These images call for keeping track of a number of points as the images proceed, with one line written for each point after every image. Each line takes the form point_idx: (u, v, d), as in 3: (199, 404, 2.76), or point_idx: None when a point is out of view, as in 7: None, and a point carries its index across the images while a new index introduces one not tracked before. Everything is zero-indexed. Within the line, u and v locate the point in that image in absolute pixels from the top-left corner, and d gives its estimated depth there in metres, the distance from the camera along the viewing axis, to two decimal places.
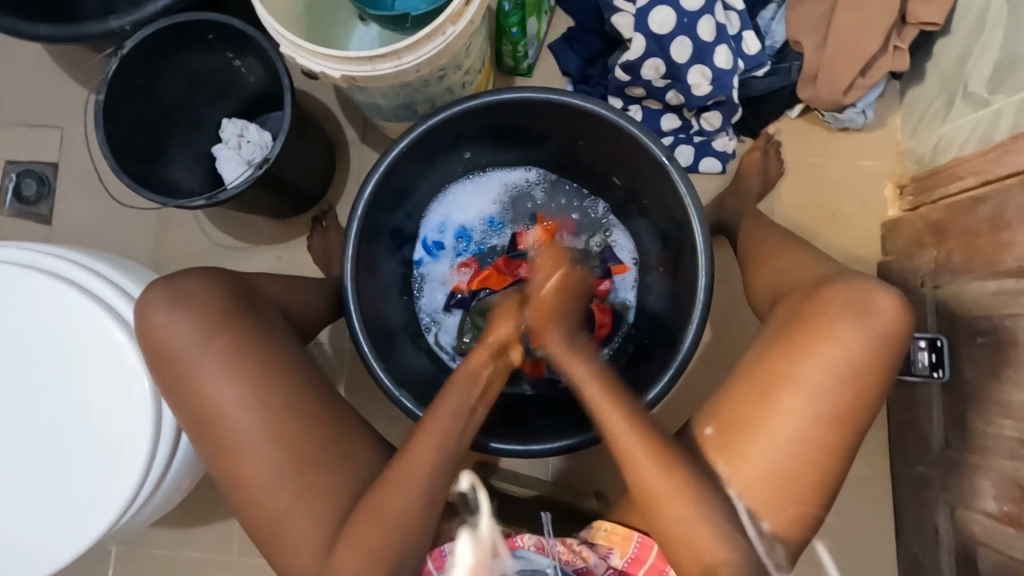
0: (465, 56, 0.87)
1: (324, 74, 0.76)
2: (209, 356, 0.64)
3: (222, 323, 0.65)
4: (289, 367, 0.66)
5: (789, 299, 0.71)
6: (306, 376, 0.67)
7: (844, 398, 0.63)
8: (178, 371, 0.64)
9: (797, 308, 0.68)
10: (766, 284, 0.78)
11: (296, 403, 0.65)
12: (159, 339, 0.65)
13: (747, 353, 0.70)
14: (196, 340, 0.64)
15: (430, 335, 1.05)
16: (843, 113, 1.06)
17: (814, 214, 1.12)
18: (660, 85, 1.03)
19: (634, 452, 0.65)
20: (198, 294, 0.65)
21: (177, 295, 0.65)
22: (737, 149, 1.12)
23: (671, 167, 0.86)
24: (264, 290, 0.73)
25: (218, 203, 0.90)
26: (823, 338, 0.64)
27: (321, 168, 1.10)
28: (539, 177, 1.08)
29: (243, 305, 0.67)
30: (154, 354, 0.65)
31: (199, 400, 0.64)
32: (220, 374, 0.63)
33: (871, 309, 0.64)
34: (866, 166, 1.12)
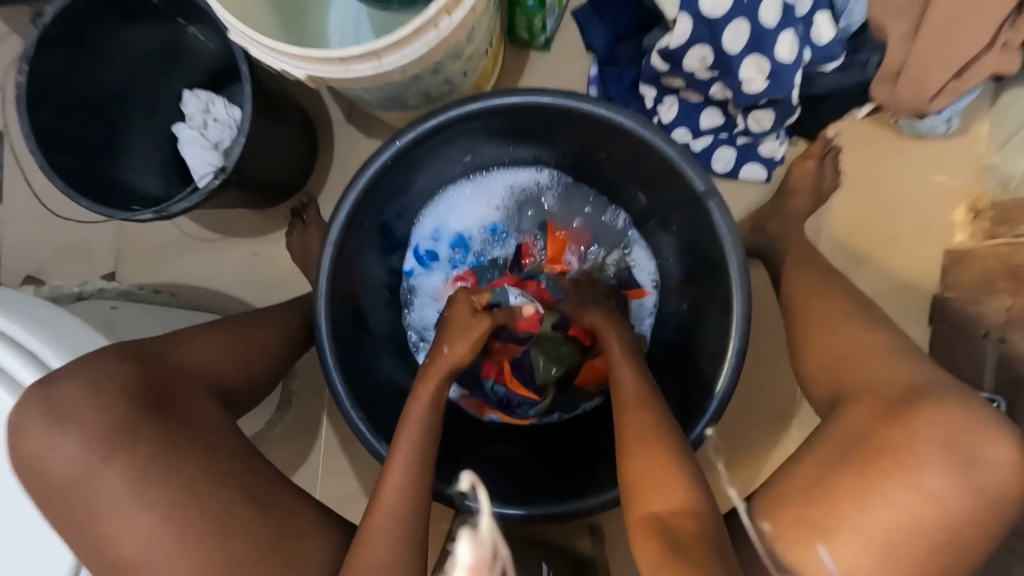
0: (467, 45, 0.70)
1: (286, 73, 0.60)
2: (105, 482, 0.51)
3: (117, 441, 0.52)
4: (216, 480, 0.53)
5: (857, 403, 0.60)
6: (235, 493, 0.54)
7: (919, 556, 0.53)
8: (71, 508, 0.52)
9: (869, 425, 0.57)
10: (823, 364, 0.66)
11: (222, 523, 0.52)
12: (43, 466, 0.52)
13: (799, 464, 0.59)
14: (87, 464, 0.51)
15: (419, 357, 0.92)
16: (924, 120, 0.89)
17: (867, 235, 0.97)
18: (704, 78, 0.85)
19: (634, 420, 0.65)
20: (82, 406, 0.52)
21: (53, 411, 0.52)
22: (786, 154, 0.95)
23: (712, 200, 0.70)
24: (186, 364, 0.60)
25: (168, 217, 0.77)
26: (907, 475, 0.54)
27: (297, 157, 0.94)
28: (552, 181, 0.91)
29: (151, 402, 0.54)
30: (41, 489, 0.53)
31: (107, 537, 0.52)
32: (117, 510, 0.51)
33: (976, 457, 0.54)
34: (937, 181, 0.95)
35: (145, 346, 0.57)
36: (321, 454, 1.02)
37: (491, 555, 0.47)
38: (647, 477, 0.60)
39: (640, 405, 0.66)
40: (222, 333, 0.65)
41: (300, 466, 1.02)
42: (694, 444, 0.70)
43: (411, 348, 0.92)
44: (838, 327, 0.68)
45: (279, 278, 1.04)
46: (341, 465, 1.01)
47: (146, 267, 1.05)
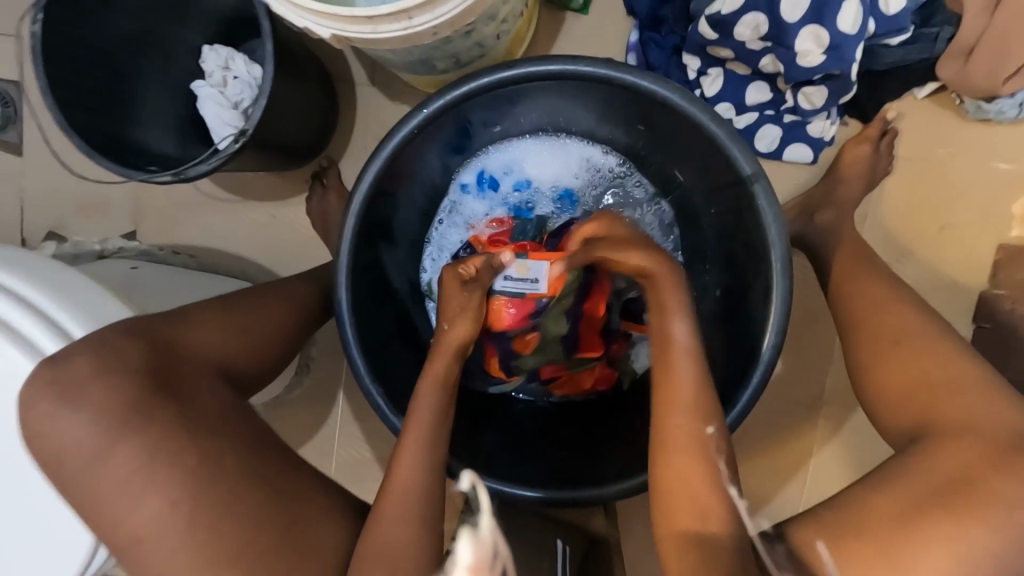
0: (502, 5, 0.65)
1: (310, 32, 0.56)
2: (113, 466, 0.50)
3: (129, 418, 0.51)
4: (229, 462, 0.52)
5: (946, 440, 0.59)
6: (245, 477, 0.53)
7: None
8: (81, 494, 0.51)
9: (963, 460, 0.58)
10: (896, 394, 0.66)
11: (232, 512, 0.51)
12: (52, 447, 0.51)
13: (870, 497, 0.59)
14: (98, 445, 0.50)
15: (422, 271, 0.91)
16: (992, 102, 0.81)
17: (914, 225, 0.91)
18: (756, 48, 0.79)
19: (677, 425, 0.58)
20: (92, 382, 0.51)
21: (60, 390, 0.51)
22: (837, 134, 0.89)
23: (759, 185, 0.65)
24: (188, 345, 0.57)
25: (187, 180, 0.74)
26: (994, 516, 0.54)
27: (318, 118, 0.91)
28: (621, 165, 0.87)
29: (150, 379, 0.53)
30: (52, 471, 0.52)
31: (114, 516, 0.50)
32: (127, 496, 0.50)
33: None
34: (998, 170, 0.89)
35: (148, 325, 0.56)
36: (337, 421, 1.03)
37: (491, 554, 0.47)
38: (679, 481, 0.57)
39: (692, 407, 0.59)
40: (224, 314, 0.62)
41: (316, 432, 1.02)
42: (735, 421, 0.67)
43: (422, 254, 0.91)
44: (915, 353, 0.67)
45: (298, 243, 1.02)
46: (357, 434, 1.02)
47: (165, 227, 1.04)
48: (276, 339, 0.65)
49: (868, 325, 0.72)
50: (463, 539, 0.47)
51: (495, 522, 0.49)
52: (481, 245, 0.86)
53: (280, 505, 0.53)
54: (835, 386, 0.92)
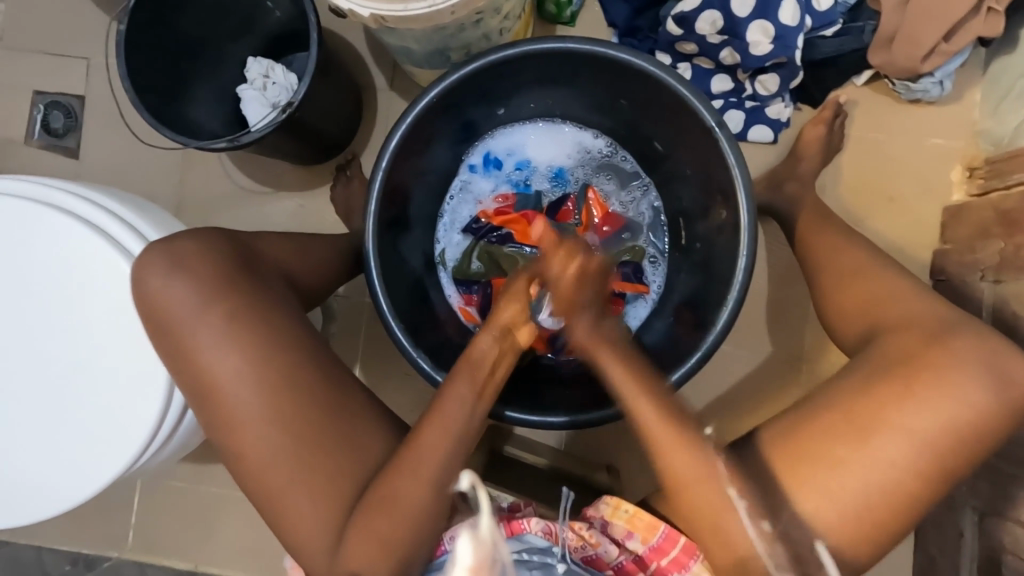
0: (505, 0, 0.81)
1: (354, 12, 0.71)
2: (208, 322, 0.61)
3: (224, 287, 0.63)
4: (293, 337, 0.64)
5: (897, 334, 0.66)
6: (306, 350, 0.64)
7: (934, 456, 0.59)
8: (175, 342, 0.62)
9: (908, 346, 0.64)
10: (853, 306, 0.73)
11: (298, 372, 0.62)
12: (157, 305, 0.62)
13: (838, 380, 0.65)
14: (194, 303, 0.62)
15: (437, 244, 1.03)
16: (917, 82, 0.95)
17: (868, 195, 1.04)
18: (715, 42, 0.94)
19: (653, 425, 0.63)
20: (198, 256, 0.63)
21: (174, 261, 0.63)
22: (793, 118, 1.03)
23: (721, 135, 0.79)
24: (264, 254, 0.70)
25: (239, 147, 0.88)
26: (946, 395, 0.59)
27: (347, 115, 1.06)
28: (609, 147, 1.02)
29: (244, 268, 0.65)
30: (153, 324, 0.63)
31: (198, 366, 0.61)
32: (213, 346, 0.61)
33: (1007, 374, 0.61)
34: (934, 144, 1.02)
35: (239, 235, 0.69)
36: None
37: (490, 555, 0.48)
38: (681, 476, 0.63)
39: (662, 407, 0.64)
40: (289, 238, 0.75)
41: None
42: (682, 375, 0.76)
43: (437, 229, 1.03)
44: (867, 273, 0.74)
45: (324, 228, 1.14)
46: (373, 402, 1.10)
47: (204, 214, 1.15)
48: (325, 262, 0.78)
49: (826, 257, 0.80)
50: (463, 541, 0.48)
51: (494, 523, 0.50)
52: (489, 219, 1.00)
53: (332, 377, 0.64)
54: (811, 341, 1.03)
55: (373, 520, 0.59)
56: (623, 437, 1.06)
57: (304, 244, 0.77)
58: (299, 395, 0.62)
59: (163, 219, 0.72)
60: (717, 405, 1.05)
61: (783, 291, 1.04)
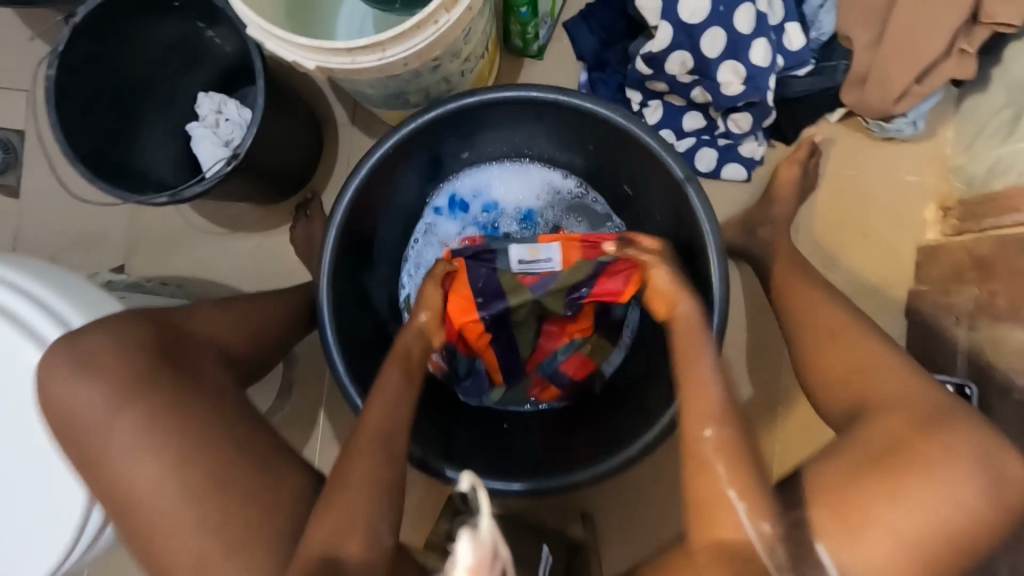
0: (464, 45, 0.76)
1: (298, 64, 0.66)
2: (119, 428, 0.56)
3: (140, 387, 0.57)
4: (218, 437, 0.58)
5: (889, 415, 0.62)
6: (235, 449, 0.58)
7: (922, 558, 0.55)
8: (89, 451, 0.57)
9: (900, 435, 0.60)
10: (828, 368, 0.70)
11: (223, 479, 0.57)
12: (68, 411, 0.57)
13: (825, 466, 0.61)
14: (108, 408, 0.57)
15: (402, 289, 0.98)
16: (890, 122, 0.94)
17: (843, 233, 1.02)
18: (686, 81, 0.92)
19: (694, 386, 0.65)
20: (109, 354, 0.57)
21: (81, 362, 0.57)
22: (766, 155, 1.01)
23: (690, 187, 0.76)
24: (197, 333, 0.64)
25: (182, 202, 0.82)
26: (939, 496, 0.56)
27: (305, 153, 1.00)
28: (580, 187, 0.98)
29: (163, 361, 0.59)
30: (66, 431, 0.58)
31: (116, 477, 0.57)
32: (130, 455, 0.56)
33: (1003, 474, 0.57)
34: (908, 182, 1.01)
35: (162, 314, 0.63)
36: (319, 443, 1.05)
37: (490, 555, 0.48)
38: (701, 445, 0.62)
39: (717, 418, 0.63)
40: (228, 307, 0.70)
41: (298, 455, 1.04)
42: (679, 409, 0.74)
43: (400, 274, 0.98)
44: (847, 337, 0.72)
45: (284, 270, 1.08)
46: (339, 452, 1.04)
47: (156, 257, 1.09)
48: (267, 331, 0.71)
49: (801, 310, 0.77)
50: (463, 541, 0.48)
51: (492, 522, 0.50)
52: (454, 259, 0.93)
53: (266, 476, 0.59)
54: (789, 384, 1.01)
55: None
56: None
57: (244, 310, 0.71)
58: (225, 504, 0.56)
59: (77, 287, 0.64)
60: None
61: (758, 331, 1.02)
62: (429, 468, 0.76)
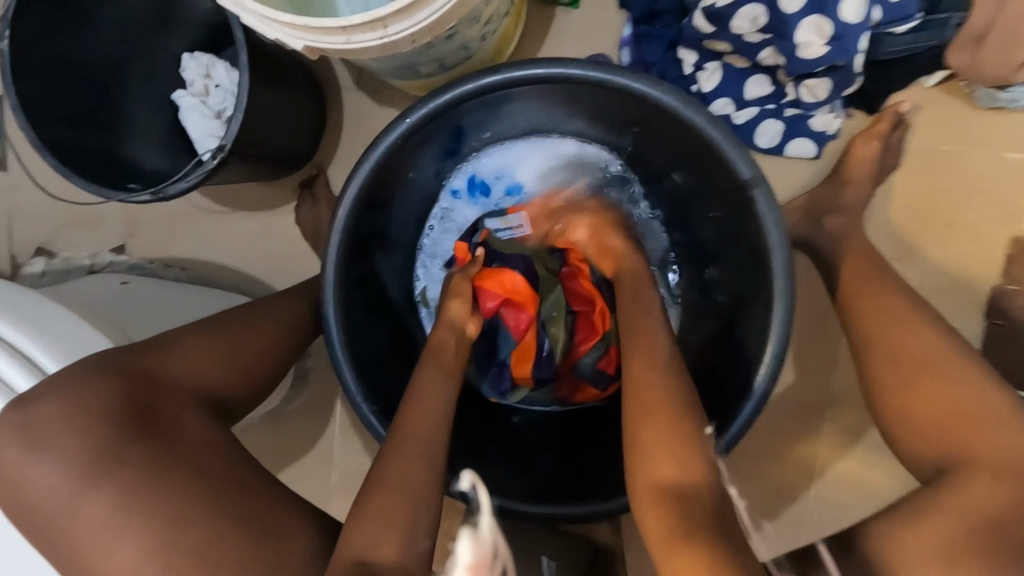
0: (485, 7, 0.62)
1: (282, 43, 0.53)
2: (92, 509, 0.50)
3: (108, 457, 0.51)
4: (203, 503, 0.51)
5: (986, 479, 0.53)
6: (220, 517, 0.51)
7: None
8: (61, 539, 0.51)
9: (999, 510, 0.51)
10: (909, 406, 0.60)
11: (212, 555, 0.50)
12: (32, 498, 0.51)
13: (903, 534, 0.53)
14: (74, 489, 0.51)
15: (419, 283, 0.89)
16: (1007, 90, 0.78)
17: (923, 219, 0.87)
18: (755, 41, 0.75)
19: (639, 366, 0.63)
20: (68, 419, 0.52)
21: (31, 439, 0.52)
22: (842, 127, 0.85)
23: (758, 190, 0.64)
24: (184, 367, 0.59)
25: (166, 198, 0.73)
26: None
27: (304, 125, 0.88)
28: (618, 169, 0.85)
29: (137, 418, 0.53)
30: (31, 521, 0.52)
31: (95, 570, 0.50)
32: (107, 541, 0.50)
33: None
34: (1011, 161, 0.85)
35: (134, 357, 0.56)
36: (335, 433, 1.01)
37: (491, 554, 0.46)
38: (642, 433, 0.58)
39: (663, 405, 0.59)
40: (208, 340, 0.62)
41: (314, 446, 1.00)
42: (723, 449, 0.65)
43: (416, 268, 0.89)
44: (933, 369, 0.61)
45: (290, 253, 1.00)
46: (354, 445, 1.00)
47: (156, 238, 1.02)
48: (263, 357, 0.65)
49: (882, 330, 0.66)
50: (463, 540, 0.46)
51: (493, 522, 0.49)
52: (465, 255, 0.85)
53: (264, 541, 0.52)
54: (842, 387, 0.91)
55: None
56: None
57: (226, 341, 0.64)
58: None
59: (50, 317, 0.57)
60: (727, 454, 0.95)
61: (811, 330, 0.91)
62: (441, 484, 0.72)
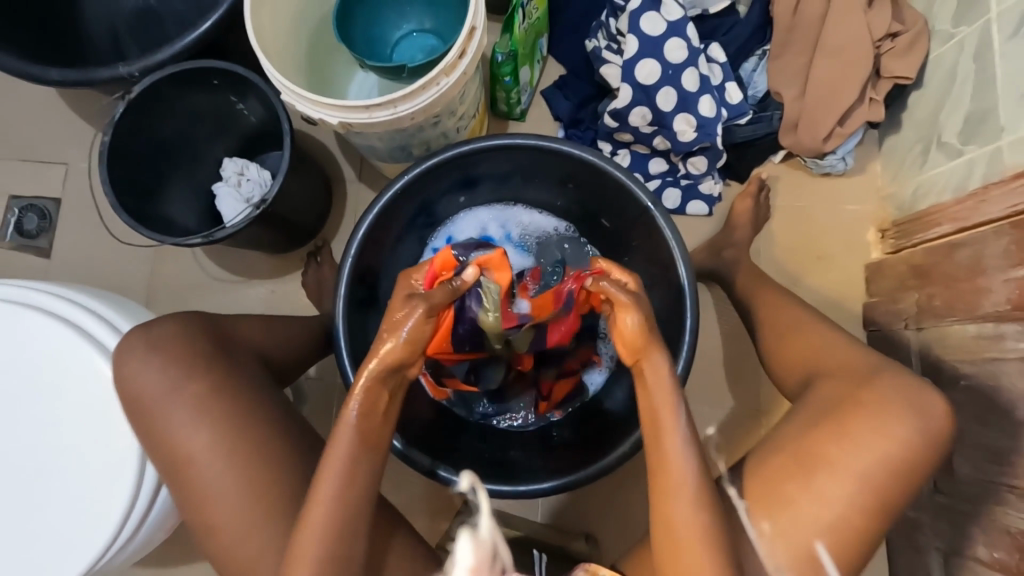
0: (460, 104, 0.91)
1: (324, 120, 0.80)
2: (178, 404, 0.67)
3: (197, 366, 0.68)
4: (262, 409, 0.69)
5: (831, 378, 0.72)
6: (276, 419, 0.69)
7: (877, 488, 0.65)
8: (151, 419, 0.67)
9: (848, 394, 0.69)
10: (792, 355, 0.80)
11: (267, 444, 0.67)
12: (134, 390, 0.68)
13: (784, 427, 0.71)
14: (170, 387, 0.67)
15: None
16: (824, 159, 1.10)
17: (798, 256, 1.15)
18: (648, 131, 1.08)
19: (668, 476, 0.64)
20: (172, 340, 0.69)
21: (151, 345, 0.68)
22: (723, 192, 1.16)
23: (658, 212, 0.89)
24: (243, 336, 0.76)
25: (214, 241, 0.94)
26: (870, 432, 0.66)
27: (317, 206, 1.12)
28: (561, 226, 1.11)
29: (219, 347, 0.71)
30: (130, 405, 0.68)
31: (173, 445, 0.66)
32: (187, 426, 0.66)
33: (926, 410, 0.67)
34: (849, 211, 1.15)
35: (214, 315, 0.75)
36: None
37: (490, 555, 0.50)
38: (660, 478, 0.65)
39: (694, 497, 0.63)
40: (261, 320, 0.81)
41: None
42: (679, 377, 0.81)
43: None
44: (802, 331, 0.81)
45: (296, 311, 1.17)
46: None
47: (175, 305, 1.17)
48: (293, 343, 0.83)
49: (770, 314, 0.88)
50: (464, 543, 0.49)
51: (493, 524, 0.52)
52: None
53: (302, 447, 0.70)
54: (768, 393, 1.09)
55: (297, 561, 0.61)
56: (600, 506, 1.07)
57: (277, 322, 0.83)
58: (268, 466, 0.67)
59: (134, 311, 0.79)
60: None
61: (734, 348, 1.12)
62: (435, 474, 0.81)
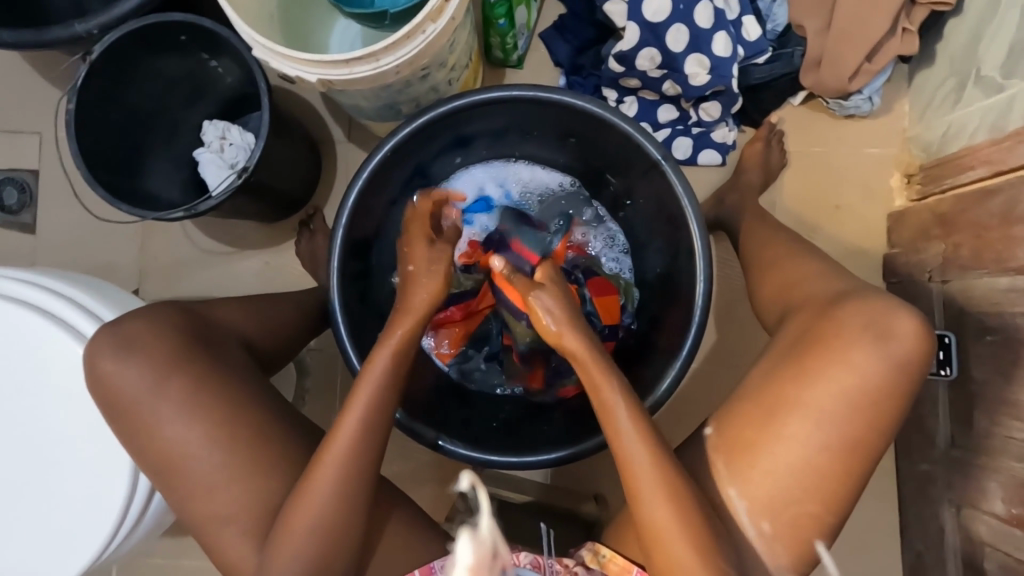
0: (449, 54, 0.83)
1: (300, 78, 0.73)
2: (164, 399, 0.66)
3: (175, 362, 0.67)
4: (243, 403, 0.68)
5: (803, 314, 0.71)
6: (261, 411, 0.69)
7: (849, 421, 0.64)
8: (134, 416, 0.66)
9: (808, 329, 0.68)
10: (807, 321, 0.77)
11: (254, 435, 0.67)
12: (112, 388, 0.67)
13: (756, 369, 0.70)
14: (150, 383, 0.66)
15: None
16: (848, 99, 1.02)
17: (815, 205, 1.08)
18: (656, 76, 0.99)
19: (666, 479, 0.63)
20: (149, 335, 0.67)
21: (124, 341, 0.67)
22: (737, 140, 1.08)
23: (667, 166, 0.82)
24: (222, 320, 0.74)
25: (197, 214, 0.89)
26: (835, 367, 0.64)
27: (306, 171, 1.06)
28: (565, 184, 1.04)
29: (197, 339, 0.69)
30: (108, 405, 0.67)
31: (160, 441, 0.66)
32: (174, 420, 0.66)
33: (890, 333, 0.64)
34: (870, 154, 1.08)
35: (190, 304, 0.73)
36: None
37: (491, 553, 0.47)
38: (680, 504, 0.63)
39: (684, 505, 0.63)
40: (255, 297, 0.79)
41: None
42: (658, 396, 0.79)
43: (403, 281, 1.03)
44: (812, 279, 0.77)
45: (290, 282, 1.13)
46: None
47: (166, 281, 1.14)
48: (284, 321, 0.81)
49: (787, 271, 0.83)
50: (463, 541, 0.47)
51: (494, 521, 0.49)
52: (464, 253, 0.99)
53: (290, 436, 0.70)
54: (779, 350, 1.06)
55: (290, 542, 0.63)
56: (607, 464, 1.07)
57: (262, 305, 0.81)
58: (254, 457, 0.67)
59: (117, 297, 0.77)
60: (692, 419, 1.07)
61: (744, 305, 1.08)
62: (440, 447, 0.80)
